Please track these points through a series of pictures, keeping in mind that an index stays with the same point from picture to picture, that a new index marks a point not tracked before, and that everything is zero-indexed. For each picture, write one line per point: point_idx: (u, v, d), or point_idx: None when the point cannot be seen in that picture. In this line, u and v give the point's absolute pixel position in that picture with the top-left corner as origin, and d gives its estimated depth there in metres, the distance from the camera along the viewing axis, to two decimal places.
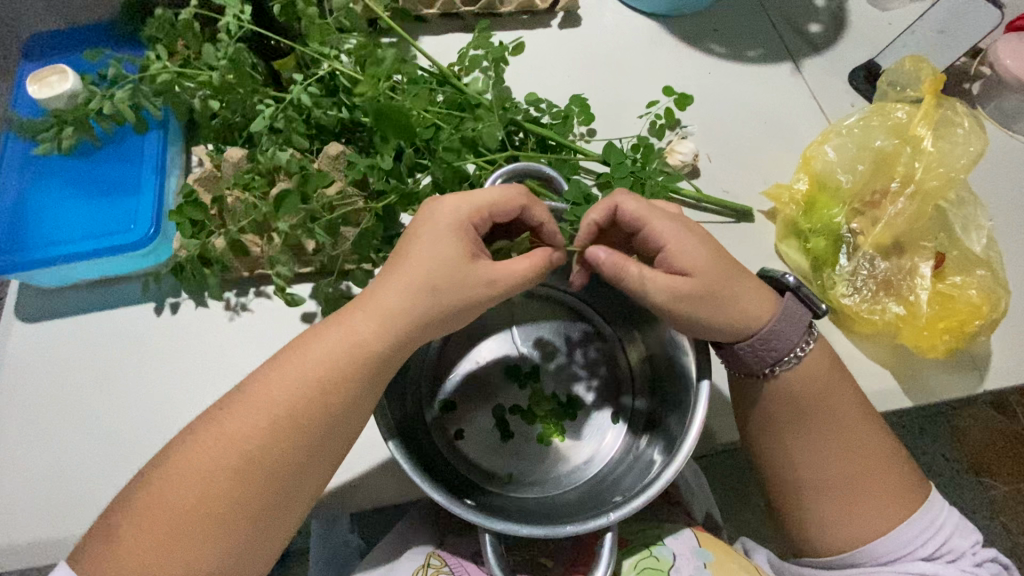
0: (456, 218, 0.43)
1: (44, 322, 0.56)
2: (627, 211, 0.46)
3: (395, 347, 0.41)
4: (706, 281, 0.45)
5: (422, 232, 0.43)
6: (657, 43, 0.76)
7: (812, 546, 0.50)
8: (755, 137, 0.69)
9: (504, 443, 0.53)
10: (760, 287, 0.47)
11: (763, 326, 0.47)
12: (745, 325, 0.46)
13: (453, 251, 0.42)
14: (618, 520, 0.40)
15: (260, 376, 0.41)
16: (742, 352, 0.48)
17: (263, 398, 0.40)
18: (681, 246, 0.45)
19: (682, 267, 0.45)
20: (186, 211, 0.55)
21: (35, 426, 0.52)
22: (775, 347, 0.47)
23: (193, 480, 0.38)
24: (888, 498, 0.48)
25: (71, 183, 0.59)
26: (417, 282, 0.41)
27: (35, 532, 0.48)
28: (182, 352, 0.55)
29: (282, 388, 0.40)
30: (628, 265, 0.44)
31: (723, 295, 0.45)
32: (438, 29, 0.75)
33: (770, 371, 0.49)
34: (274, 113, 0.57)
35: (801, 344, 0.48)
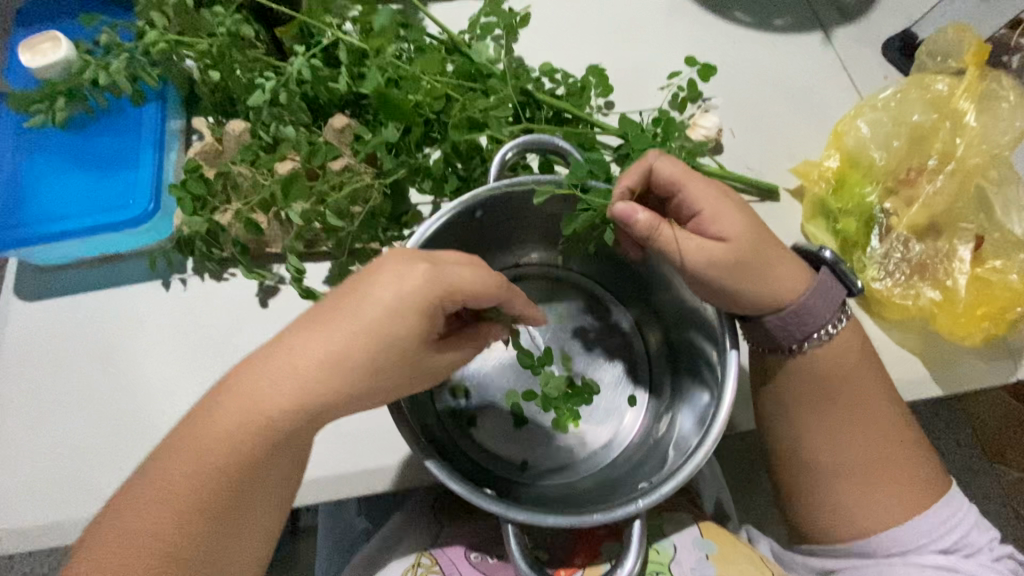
0: (418, 294, 0.37)
1: (43, 301, 0.55)
2: (663, 173, 0.43)
3: None
4: (743, 249, 0.43)
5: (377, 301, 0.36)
6: (679, 11, 0.72)
7: (827, 529, 0.47)
8: (782, 112, 0.66)
9: (518, 429, 0.52)
10: (794, 258, 0.45)
11: (798, 299, 0.45)
12: (777, 295, 0.44)
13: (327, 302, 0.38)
14: (646, 508, 0.39)
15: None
16: (770, 325, 0.46)
17: None
18: (715, 215, 0.43)
19: (718, 230, 0.43)
20: (188, 187, 0.53)
21: (38, 408, 0.50)
22: (805, 323, 0.45)
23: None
24: (906, 486, 0.46)
25: (66, 157, 0.57)
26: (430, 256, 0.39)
27: (41, 515, 0.47)
28: (186, 332, 0.54)
29: None
30: (662, 227, 0.42)
31: (758, 264, 0.43)
32: None
33: (798, 347, 0.46)
34: (275, 87, 0.54)
35: (833, 321, 0.46)
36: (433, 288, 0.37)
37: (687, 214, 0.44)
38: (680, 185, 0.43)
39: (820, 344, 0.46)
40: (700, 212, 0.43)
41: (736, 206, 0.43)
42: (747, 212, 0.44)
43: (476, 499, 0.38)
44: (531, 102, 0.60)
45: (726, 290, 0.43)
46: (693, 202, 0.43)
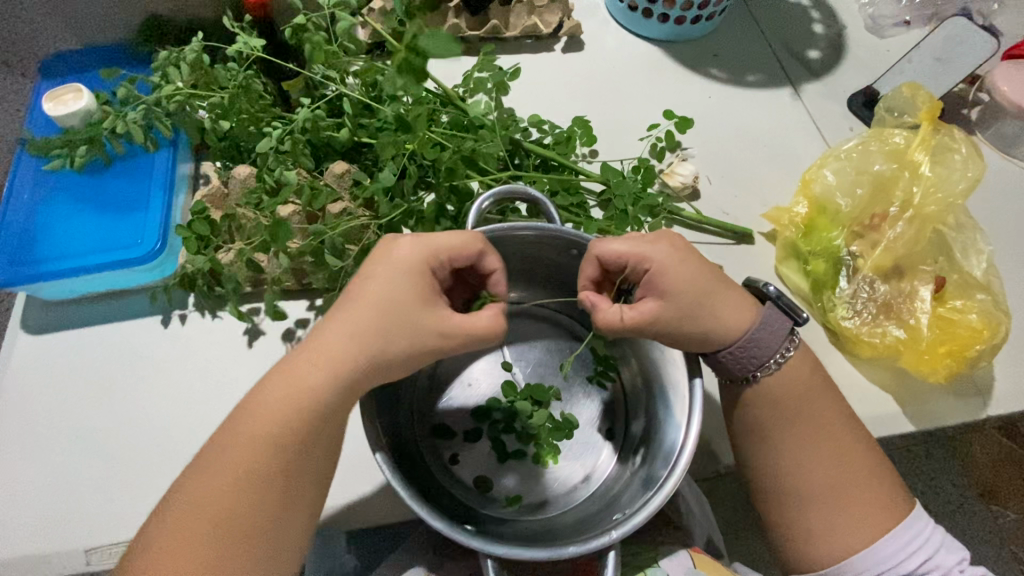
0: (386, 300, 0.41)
1: (50, 335, 0.57)
2: (610, 257, 0.45)
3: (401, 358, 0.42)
4: (687, 298, 0.45)
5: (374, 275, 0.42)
6: (658, 67, 0.78)
7: (805, 555, 0.48)
8: (755, 160, 0.70)
9: (499, 464, 0.53)
10: (739, 294, 0.47)
11: (743, 335, 0.47)
12: (727, 333, 0.47)
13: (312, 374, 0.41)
14: (620, 537, 0.40)
15: (270, 389, 0.41)
16: (724, 359, 0.48)
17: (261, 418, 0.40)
18: (664, 265, 0.45)
19: (667, 283, 0.45)
20: (194, 227, 0.56)
21: (36, 439, 0.52)
22: (755, 354, 0.47)
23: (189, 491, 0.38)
24: (871, 508, 0.47)
25: (80, 199, 0.60)
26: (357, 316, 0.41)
27: (31, 547, 0.48)
28: (184, 365, 0.56)
29: (282, 400, 0.40)
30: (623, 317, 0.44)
31: (705, 308, 0.45)
32: (443, 51, 0.78)
33: (753, 376, 0.49)
34: (281, 135, 0.59)
35: (782, 349, 0.48)
36: (418, 253, 0.43)
37: (642, 272, 0.46)
38: (629, 255, 0.45)
39: (788, 381, 0.48)
40: (652, 267, 0.45)
41: (680, 257, 0.46)
42: (691, 259, 0.46)
43: (450, 531, 0.39)
44: (518, 151, 0.65)
45: (685, 339, 0.46)
46: (643, 262, 0.45)
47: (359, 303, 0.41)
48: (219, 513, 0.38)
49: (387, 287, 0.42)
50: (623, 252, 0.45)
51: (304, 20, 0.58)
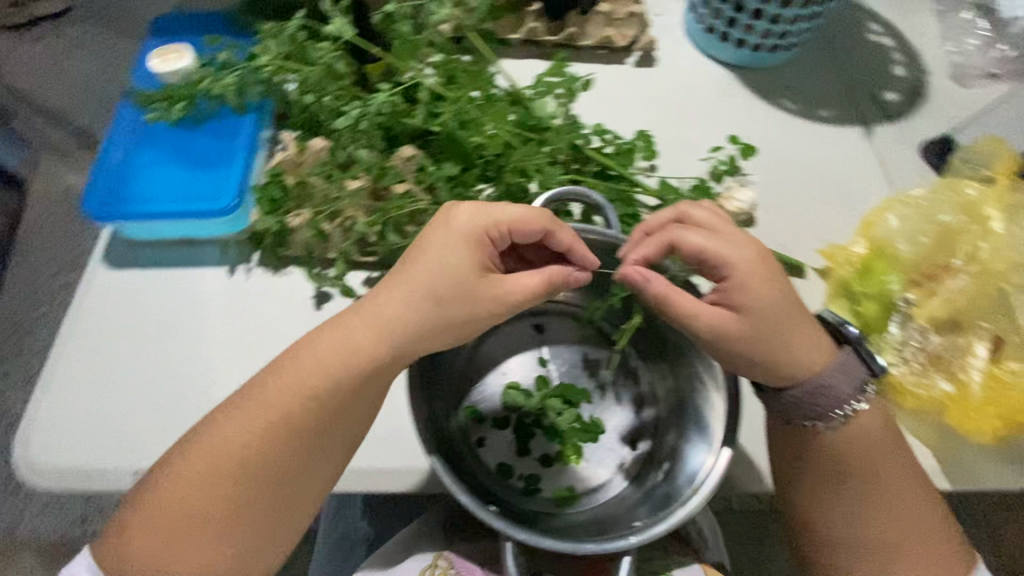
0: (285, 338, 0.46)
1: (125, 270, 0.61)
2: (690, 244, 0.47)
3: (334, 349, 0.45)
4: (761, 318, 0.45)
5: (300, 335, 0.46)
6: (727, 92, 0.79)
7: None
8: (816, 194, 0.70)
9: (521, 455, 0.54)
10: (817, 333, 0.47)
11: (812, 377, 0.47)
12: (795, 369, 0.46)
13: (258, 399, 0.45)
14: (637, 544, 0.41)
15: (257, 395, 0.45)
16: (787, 399, 0.48)
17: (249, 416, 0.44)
18: (743, 282, 0.45)
19: (739, 300, 0.45)
20: (268, 190, 0.61)
21: (104, 364, 0.56)
22: (822, 400, 0.47)
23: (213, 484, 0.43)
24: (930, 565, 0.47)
25: (167, 149, 0.64)
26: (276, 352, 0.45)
27: (87, 459, 0.52)
28: (240, 316, 0.59)
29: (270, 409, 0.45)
30: (673, 298, 0.45)
31: (774, 336, 0.45)
32: (518, 53, 0.80)
33: (810, 425, 0.48)
34: (358, 115, 0.62)
35: (851, 401, 0.47)
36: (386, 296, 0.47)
37: (717, 277, 0.47)
38: (706, 254, 0.46)
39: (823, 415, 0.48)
40: (729, 277, 0.46)
41: (768, 277, 0.46)
42: (780, 285, 0.46)
43: (476, 512, 0.41)
44: (578, 158, 0.67)
45: (739, 358, 0.46)
46: (724, 266, 0.46)
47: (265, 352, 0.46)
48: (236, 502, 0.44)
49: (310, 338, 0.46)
50: (701, 252, 0.47)
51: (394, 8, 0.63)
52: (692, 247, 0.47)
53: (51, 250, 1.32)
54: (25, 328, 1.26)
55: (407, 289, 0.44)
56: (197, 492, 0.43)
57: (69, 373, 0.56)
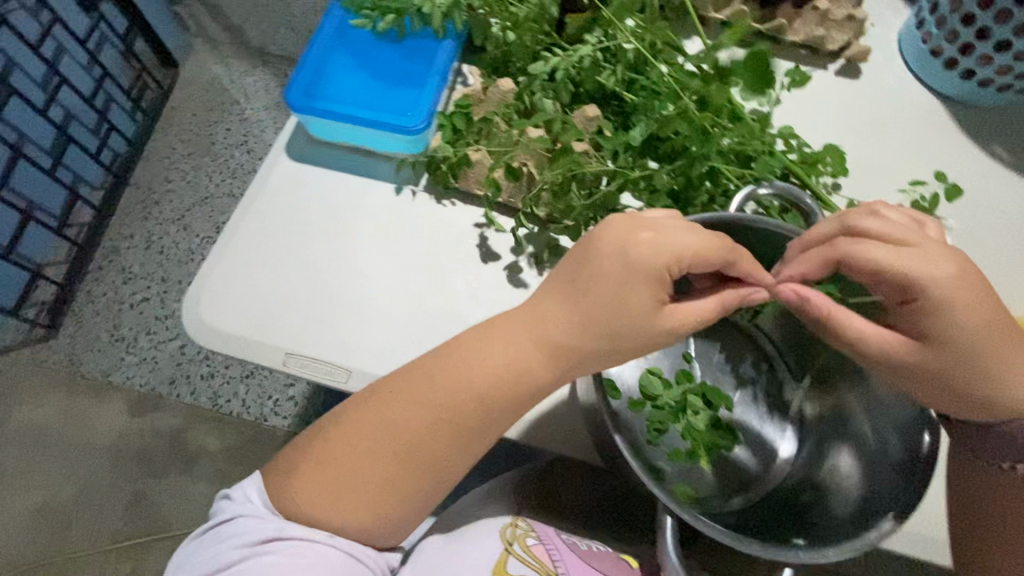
0: (500, 354, 0.46)
1: (304, 166, 0.63)
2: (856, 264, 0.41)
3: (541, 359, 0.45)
4: (966, 350, 0.41)
5: (512, 327, 0.46)
6: (935, 124, 0.71)
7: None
8: (1012, 256, 0.64)
9: (651, 443, 0.52)
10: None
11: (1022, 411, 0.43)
12: (1006, 404, 0.43)
13: (452, 375, 0.46)
14: (805, 561, 0.39)
15: (428, 363, 0.47)
16: (992, 437, 0.45)
17: (421, 397, 0.46)
18: (942, 313, 0.40)
19: (928, 328, 0.41)
20: (453, 119, 0.61)
21: (273, 251, 0.59)
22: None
23: (357, 445, 0.47)
24: None
25: (365, 59, 0.65)
26: (479, 355, 0.46)
27: (251, 334, 0.56)
28: (403, 234, 0.60)
29: (444, 388, 0.46)
30: (829, 321, 0.43)
31: (976, 368, 0.41)
32: (713, 34, 0.76)
33: (1009, 467, 0.46)
34: (557, 64, 0.60)
35: None
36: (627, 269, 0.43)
37: (902, 298, 0.41)
38: (882, 273, 0.41)
39: None
40: (917, 301, 0.41)
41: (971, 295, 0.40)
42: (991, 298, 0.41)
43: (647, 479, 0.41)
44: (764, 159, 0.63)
45: (944, 397, 0.42)
46: (917, 289, 0.40)
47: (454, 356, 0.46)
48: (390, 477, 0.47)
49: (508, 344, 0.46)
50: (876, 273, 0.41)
51: None
52: (870, 262, 0.41)
53: (189, 134, 1.41)
54: (154, 199, 1.36)
55: (554, 301, 0.45)
56: (360, 458, 0.46)
57: (243, 249, 0.59)
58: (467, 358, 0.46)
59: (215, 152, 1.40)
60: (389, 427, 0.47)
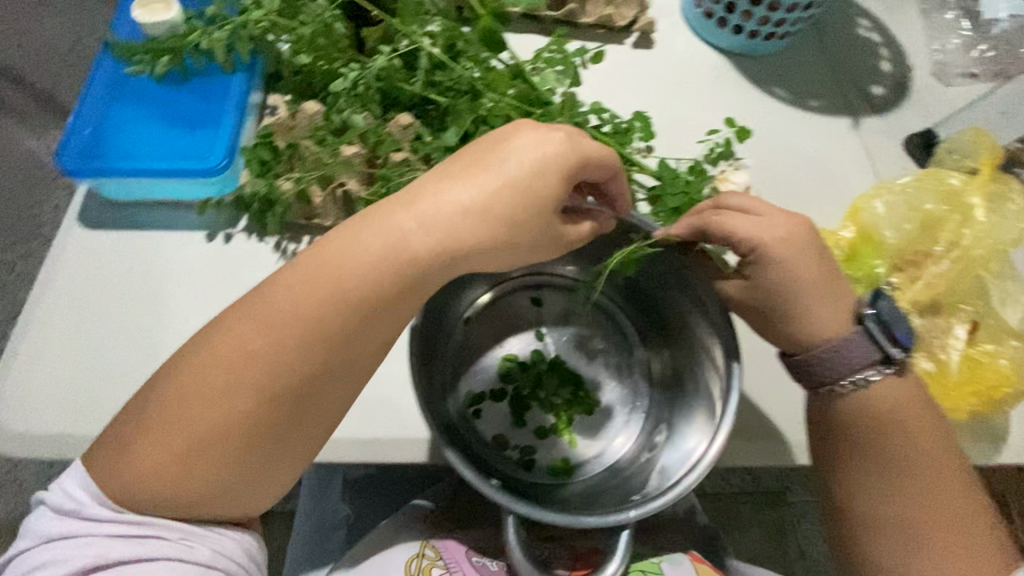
0: (170, 446, 0.40)
1: (104, 231, 0.58)
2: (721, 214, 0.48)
3: (297, 346, 0.40)
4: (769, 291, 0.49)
5: (245, 321, 0.41)
6: (723, 78, 0.79)
7: (854, 517, 0.50)
8: (805, 181, 0.71)
9: (516, 426, 0.54)
10: (838, 302, 0.49)
11: (828, 341, 0.49)
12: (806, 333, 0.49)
13: (206, 416, 0.40)
14: (638, 518, 0.42)
15: (190, 401, 0.40)
16: (813, 363, 0.49)
17: (236, 370, 0.40)
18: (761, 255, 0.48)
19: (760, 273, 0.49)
20: (258, 151, 0.59)
21: (78, 329, 0.54)
22: (845, 362, 0.48)
23: (189, 424, 0.40)
24: (952, 542, 0.47)
25: (151, 105, 0.60)
26: (195, 416, 0.40)
27: (64, 429, 0.50)
28: (222, 282, 0.57)
29: (252, 341, 0.40)
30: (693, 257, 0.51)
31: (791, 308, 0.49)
32: (517, 28, 0.79)
33: (844, 385, 0.49)
34: (357, 78, 0.59)
35: (872, 369, 0.48)
36: (350, 287, 0.41)
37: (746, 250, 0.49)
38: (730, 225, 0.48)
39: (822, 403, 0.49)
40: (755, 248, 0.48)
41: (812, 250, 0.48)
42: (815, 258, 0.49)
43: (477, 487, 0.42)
44: None
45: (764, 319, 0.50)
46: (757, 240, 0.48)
47: (221, 364, 0.40)
48: (238, 432, 0.40)
49: (235, 344, 0.41)
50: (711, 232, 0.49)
51: None
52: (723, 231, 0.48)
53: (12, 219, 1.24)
54: None
55: (329, 274, 0.41)
56: (168, 466, 0.40)
57: (42, 336, 0.53)
58: (249, 334, 0.40)
59: (45, 235, 1.23)
60: (213, 417, 0.40)
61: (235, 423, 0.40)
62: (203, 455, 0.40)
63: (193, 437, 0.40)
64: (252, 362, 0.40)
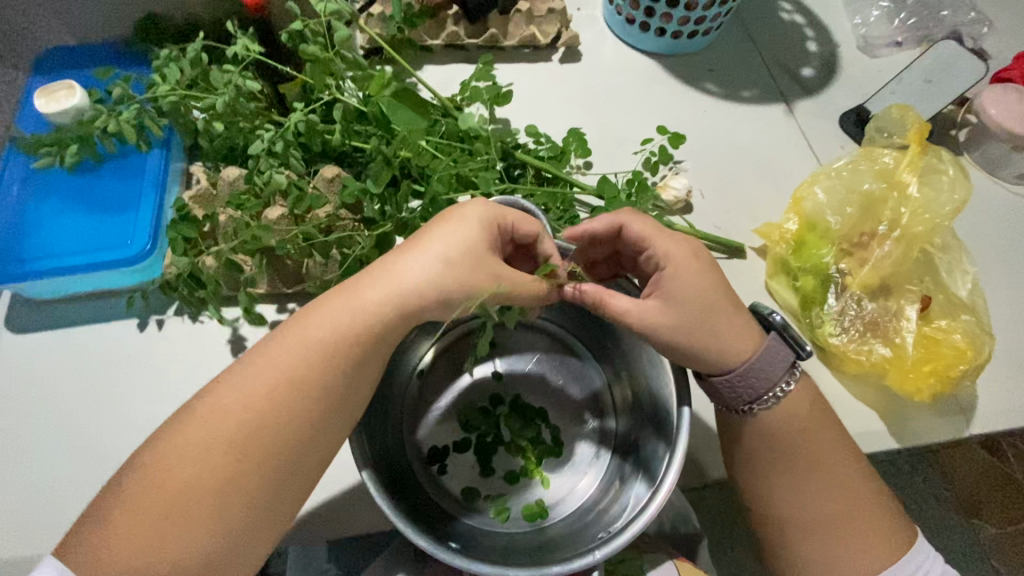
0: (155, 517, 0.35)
1: (34, 334, 0.56)
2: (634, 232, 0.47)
3: (302, 408, 0.40)
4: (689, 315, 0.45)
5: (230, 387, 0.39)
6: (654, 81, 0.79)
7: (768, 512, 0.50)
8: (745, 177, 0.71)
9: (483, 476, 0.53)
10: (743, 322, 0.47)
11: (741, 364, 0.47)
12: (722, 359, 0.47)
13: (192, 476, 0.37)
14: (603, 558, 0.40)
15: (177, 461, 0.37)
16: (719, 386, 0.48)
17: (228, 426, 0.38)
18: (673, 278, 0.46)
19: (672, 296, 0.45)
20: (177, 228, 0.54)
21: (15, 442, 0.51)
22: (752, 385, 0.48)
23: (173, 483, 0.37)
24: (868, 535, 0.47)
25: (70, 198, 0.59)
26: (185, 476, 0.37)
27: (12, 552, 0.47)
28: (162, 370, 0.55)
29: (242, 409, 0.39)
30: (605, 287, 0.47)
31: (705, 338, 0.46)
32: (441, 59, 0.78)
33: (747, 409, 0.49)
34: (273, 137, 0.57)
35: (781, 383, 0.48)
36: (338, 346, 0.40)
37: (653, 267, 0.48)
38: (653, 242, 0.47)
39: (783, 410, 0.49)
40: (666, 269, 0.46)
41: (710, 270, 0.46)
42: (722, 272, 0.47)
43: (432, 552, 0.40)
44: (512, 164, 0.65)
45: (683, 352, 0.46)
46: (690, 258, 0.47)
47: (214, 422, 0.38)
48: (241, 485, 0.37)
49: (239, 404, 0.39)
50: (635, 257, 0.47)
51: (302, 26, 0.57)
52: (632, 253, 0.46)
53: None
54: None
55: (331, 331, 0.41)
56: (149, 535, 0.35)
57: None
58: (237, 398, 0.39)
59: None
60: (211, 475, 0.37)
61: (237, 479, 0.37)
62: (202, 518, 0.36)
63: (175, 486, 0.36)
64: (252, 428, 0.38)
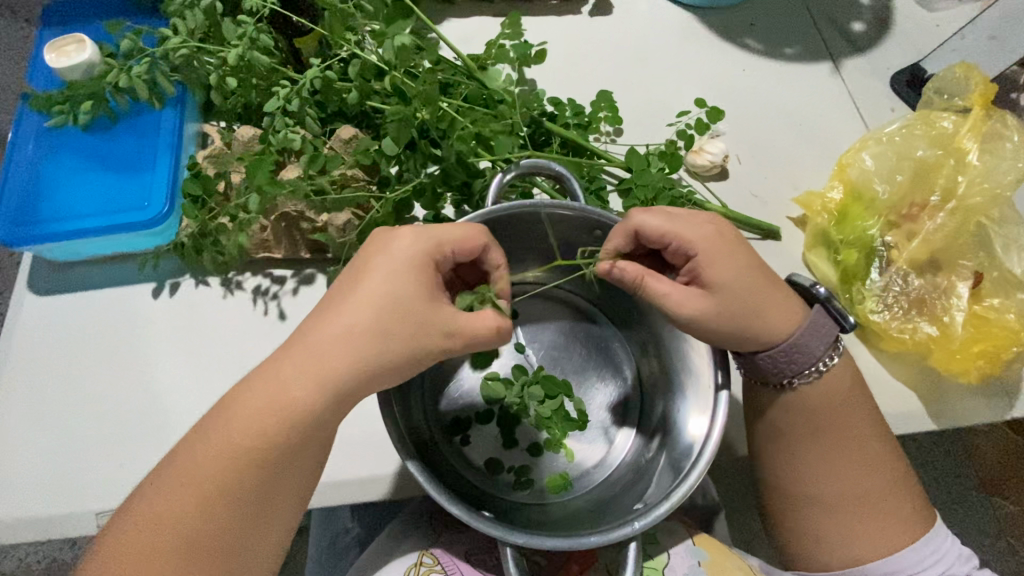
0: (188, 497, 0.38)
1: (57, 297, 0.56)
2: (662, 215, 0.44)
3: (320, 396, 0.39)
4: (731, 292, 0.44)
5: (250, 385, 0.40)
6: (690, 37, 0.73)
7: (793, 490, 0.49)
8: (786, 142, 0.67)
9: (505, 448, 0.52)
10: (789, 299, 0.46)
11: (784, 340, 0.46)
12: (767, 336, 0.45)
13: (222, 460, 0.38)
14: (643, 529, 0.40)
15: (208, 442, 0.39)
16: (763, 362, 0.47)
17: (249, 411, 0.39)
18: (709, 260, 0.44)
19: (713, 274, 0.44)
20: (187, 187, 0.53)
21: (44, 404, 0.52)
22: (797, 359, 0.46)
23: (203, 462, 0.39)
24: (893, 518, 0.47)
25: (84, 157, 0.58)
26: (216, 457, 0.39)
27: (47, 510, 0.48)
28: (185, 334, 0.54)
29: (262, 399, 0.39)
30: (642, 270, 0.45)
31: (749, 313, 0.44)
32: (462, 11, 0.73)
33: (789, 383, 0.47)
34: (289, 94, 0.54)
35: (824, 358, 0.47)
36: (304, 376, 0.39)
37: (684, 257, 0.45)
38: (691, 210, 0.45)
39: (820, 389, 0.47)
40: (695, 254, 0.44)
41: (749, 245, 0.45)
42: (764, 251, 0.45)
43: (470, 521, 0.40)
44: (538, 131, 0.61)
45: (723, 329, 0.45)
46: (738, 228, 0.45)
47: (235, 413, 0.39)
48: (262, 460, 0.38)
49: (261, 401, 0.39)
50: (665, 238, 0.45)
51: None
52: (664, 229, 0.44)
53: None
54: None
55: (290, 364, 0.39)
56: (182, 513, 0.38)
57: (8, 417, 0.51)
58: (257, 390, 0.39)
59: None
60: (242, 452, 0.38)
61: (258, 457, 0.39)
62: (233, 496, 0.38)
63: (205, 465, 0.38)
64: (279, 412, 0.39)
